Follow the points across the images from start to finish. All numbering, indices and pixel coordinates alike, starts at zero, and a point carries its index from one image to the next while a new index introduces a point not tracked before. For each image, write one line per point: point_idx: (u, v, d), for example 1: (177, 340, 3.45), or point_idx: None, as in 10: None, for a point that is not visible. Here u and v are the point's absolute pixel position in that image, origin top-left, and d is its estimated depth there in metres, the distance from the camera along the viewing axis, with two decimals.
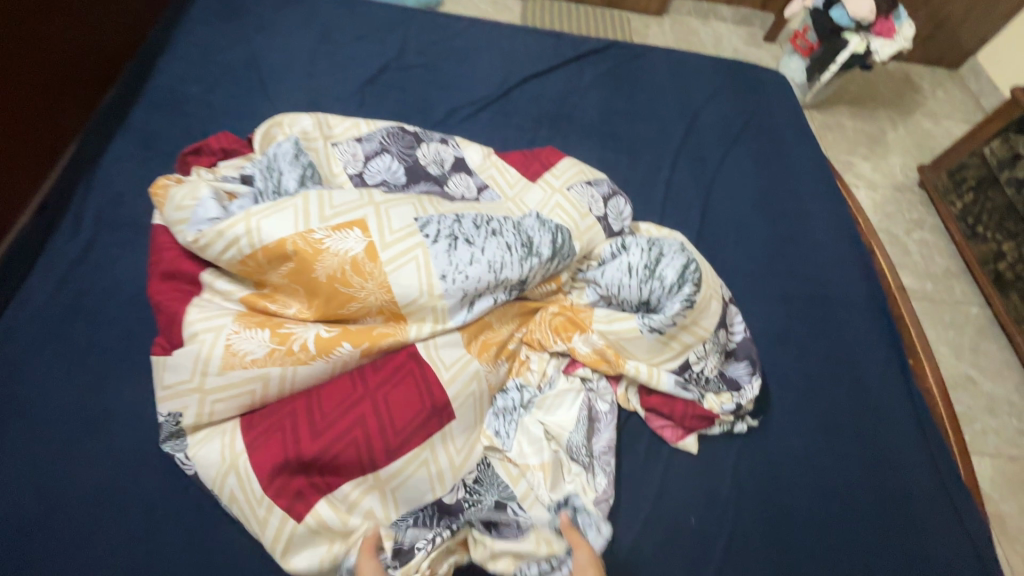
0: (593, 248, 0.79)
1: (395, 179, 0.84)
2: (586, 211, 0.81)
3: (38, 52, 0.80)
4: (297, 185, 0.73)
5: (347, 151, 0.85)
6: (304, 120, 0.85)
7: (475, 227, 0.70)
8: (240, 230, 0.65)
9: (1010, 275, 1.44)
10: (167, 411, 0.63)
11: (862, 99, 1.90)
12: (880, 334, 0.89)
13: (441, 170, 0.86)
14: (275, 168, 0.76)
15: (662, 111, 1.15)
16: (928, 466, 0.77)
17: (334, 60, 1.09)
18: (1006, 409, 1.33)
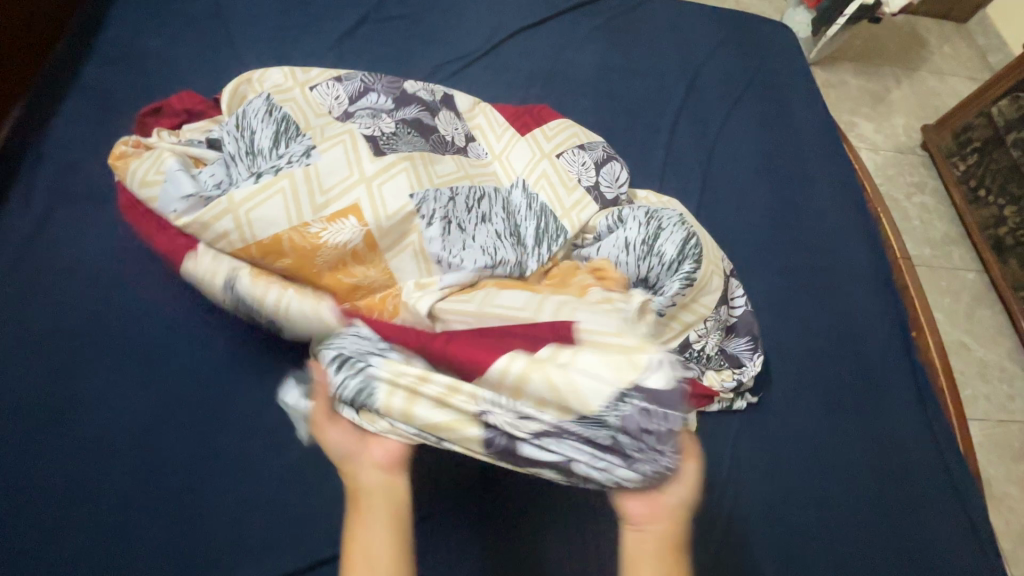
0: (585, 222, 0.74)
1: (383, 105, 0.76)
2: (575, 182, 0.76)
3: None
4: (273, 145, 0.66)
5: (329, 102, 0.75)
6: (275, 73, 0.77)
7: (466, 208, 0.67)
8: (228, 224, 0.60)
9: (1010, 240, 1.41)
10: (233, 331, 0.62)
11: (867, 55, 1.82)
12: (883, 306, 0.86)
13: (432, 100, 0.79)
14: (245, 128, 0.68)
15: (663, 67, 1.08)
16: (925, 440, 0.77)
17: (308, 10, 0.99)
18: (998, 374, 1.33)
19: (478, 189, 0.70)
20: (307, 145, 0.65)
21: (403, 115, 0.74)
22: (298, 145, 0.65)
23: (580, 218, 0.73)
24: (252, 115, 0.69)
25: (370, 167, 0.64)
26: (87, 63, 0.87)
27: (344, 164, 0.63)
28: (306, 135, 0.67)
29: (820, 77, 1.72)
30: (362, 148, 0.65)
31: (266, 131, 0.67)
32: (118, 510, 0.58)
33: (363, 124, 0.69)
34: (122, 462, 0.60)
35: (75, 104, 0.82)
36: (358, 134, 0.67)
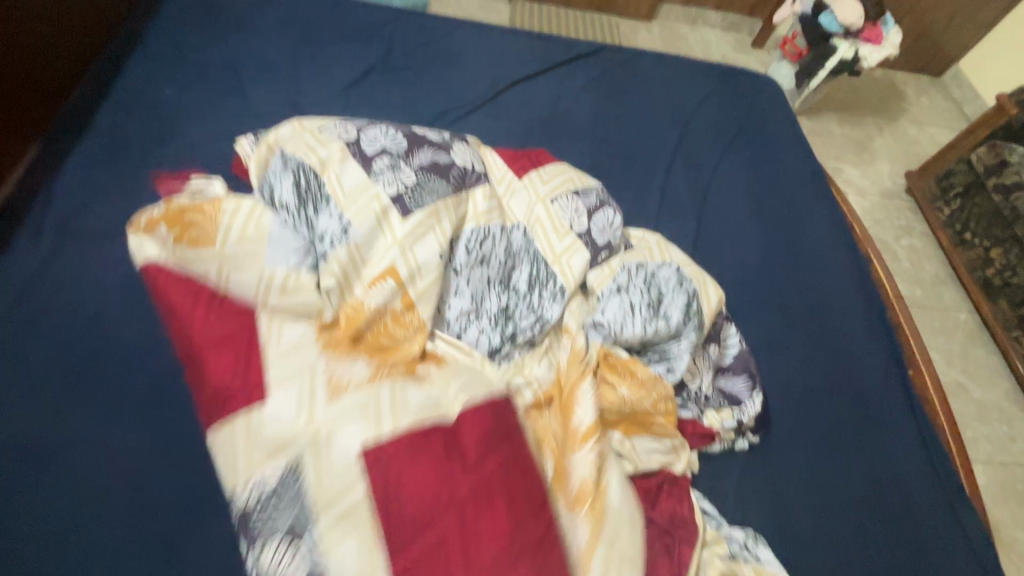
0: (575, 269, 0.74)
1: (397, 144, 0.75)
2: (565, 229, 0.77)
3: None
4: (296, 199, 0.68)
5: (340, 133, 0.75)
6: (286, 123, 0.76)
7: (470, 252, 0.71)
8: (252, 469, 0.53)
9: (997, 282, 1.45)
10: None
11: (849, 105, 1.91)
12: (879, 343, 0.88)
13: (442, 137, 0.79)
14: (269, 185, 0.71)
15: (656, 116, 1.13)
16: (929, 478, 0.76)
17: (318, 60, 1.04)
18: (997, 415, 1.33)
19: (482, 230, 0.73)
20: (340, 219, 0.67)
21: (419, 158, 0.74)
22: (330, 224, 0.67)
23: (570, 265, 0.74)
24: (279, 187, 0.70)
25: (401, 230, 0.67)
26: (103, 107, 0.90)
27: (377, 227, 0.67)
28: (329, 199, 0.68)
29: (805, 127, 1.80)
30: (390, 218, 0.67)
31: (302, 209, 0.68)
32: (109, 550, 0.57)
33: (385, 180, 0.70)
34: (114, 504, 0.60)
35: (89, 145, 0.85)
36: (382, 200, 0.68)
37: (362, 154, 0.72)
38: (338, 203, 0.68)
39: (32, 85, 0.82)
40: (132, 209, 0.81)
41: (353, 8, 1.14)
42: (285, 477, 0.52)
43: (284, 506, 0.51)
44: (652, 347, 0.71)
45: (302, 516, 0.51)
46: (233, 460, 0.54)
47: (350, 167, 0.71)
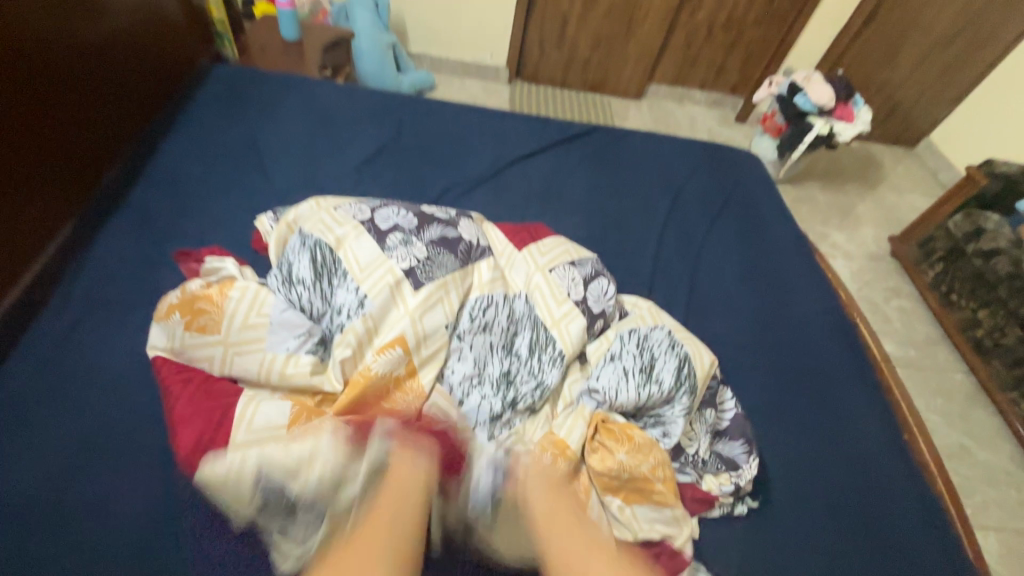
0: (573, 334, 0.77)
1: (407, 222, 0.80)
2: (563, 296, 0.81)
3: (65, 123, 0.85)
4: (311, 274, 0.73)
5: (354, 213, 0.81)
6: (304, 206, 0.83)
7: (473, 321, 0.76)
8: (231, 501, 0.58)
9: (989, 342, 1.48)
10: None
11: (830, 174, 2.02)
12: (871, 405, 0.90)
13: (448, 215, 0.85)
14: (285, 262, 0.76)
15: (647, 188, 1.21)
16: (930, 542, 0.76)
17: (335, 141, 1.14)
18: (1005, 479, 1.31)
19: (484, 299, 0.78)
20: (356, 293, 0.72)
21: (428, 235, 0.79)
22: (348, 296, 0.73)
23: (568, 329, 0.78)
24: (299, 262, 0.74)
25: (412, 300, 0.73)
26: (137, 187, 0.98)
27: (390, 299, 0.72)
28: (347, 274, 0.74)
29: (790, 194, 1.90)
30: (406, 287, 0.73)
31: (320, 283, 0.74)
32: None
33: (398, 255, 0.76)
34: (119, 574, 0.61)
35: (122, 221, 0.92)
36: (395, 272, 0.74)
37: (373, 233, 0.78)
38: (355, 276, 0.74)
39: (79, 164, 0.89)
40: (156, 279, 0.86)
41: (368, 93, 1.25)
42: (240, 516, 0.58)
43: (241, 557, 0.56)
44: (648, 412, 0.74)
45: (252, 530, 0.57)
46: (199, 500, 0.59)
47: (364, 241, 0.77)
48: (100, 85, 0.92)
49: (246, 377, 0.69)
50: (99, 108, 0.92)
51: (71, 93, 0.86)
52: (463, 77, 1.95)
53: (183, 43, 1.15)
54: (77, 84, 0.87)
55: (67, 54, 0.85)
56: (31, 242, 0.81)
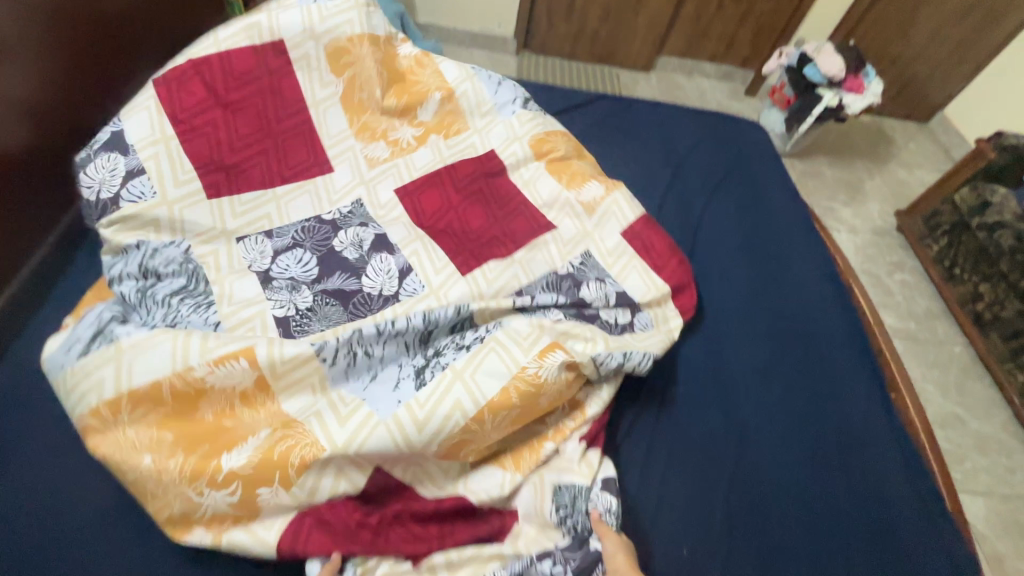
0: (451, 299, 0.79)
1: (307, 272, 0.81)
2: (444, 261, 0.84)
3: (65, 85, 0.81)
4: (167, 296, 0.74)
5: (251, 258, 0.81)
6: (177, 281, 0.76)
7: (264, 254, 0.81)
8: (162, 213, 0.78)
9: (989, 315, 1.48)
10: (242, 236, 0.83)
11: (839, 149, 2.01)
12: (862, 369, 0.92)
13: (360, 254, 0.84)
14: (150, 270, 0.76)
15: (652, 157, 1.21)
16: (912, 500, 0.80)
17: None
18: (995, 447, 1.34)
19: (264, 242, 0.83)
20: (209, 318, 0.72)
21: (326, 284, 0.80)
22: (194, 304, 0.73)
23: (446, 295, 0.80)
24: (73, 349, 0.66)
25: (211, 343, 0.65)
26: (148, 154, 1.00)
27: (205, 267, 0.78)
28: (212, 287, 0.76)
29: (796, 168, 1.90)
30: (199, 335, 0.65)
31: (143, 283, 0.76)
32: (140, 551, 0.65)
33: (245, 244, 0.82)
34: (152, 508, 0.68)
35: None
36: (275, 219, 0.86)
37: (266, 285, 0.78)
38: (108, 353, 0.63)
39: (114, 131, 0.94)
40: None
41: None
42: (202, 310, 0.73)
43: (308, 248, 0.83)
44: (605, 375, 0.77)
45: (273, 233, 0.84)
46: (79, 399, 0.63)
47: (195, 207, 0.81)
48: (145, 64, 1.00)
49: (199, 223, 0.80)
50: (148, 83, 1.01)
51: (71, 58, 0.82)
52: (470, 47, 1.94)
53: (199, 16, 1.17)
54: (82, 50, 0.84)
55: (129, 27, 0.94)
56: (46, 211, 0.82)
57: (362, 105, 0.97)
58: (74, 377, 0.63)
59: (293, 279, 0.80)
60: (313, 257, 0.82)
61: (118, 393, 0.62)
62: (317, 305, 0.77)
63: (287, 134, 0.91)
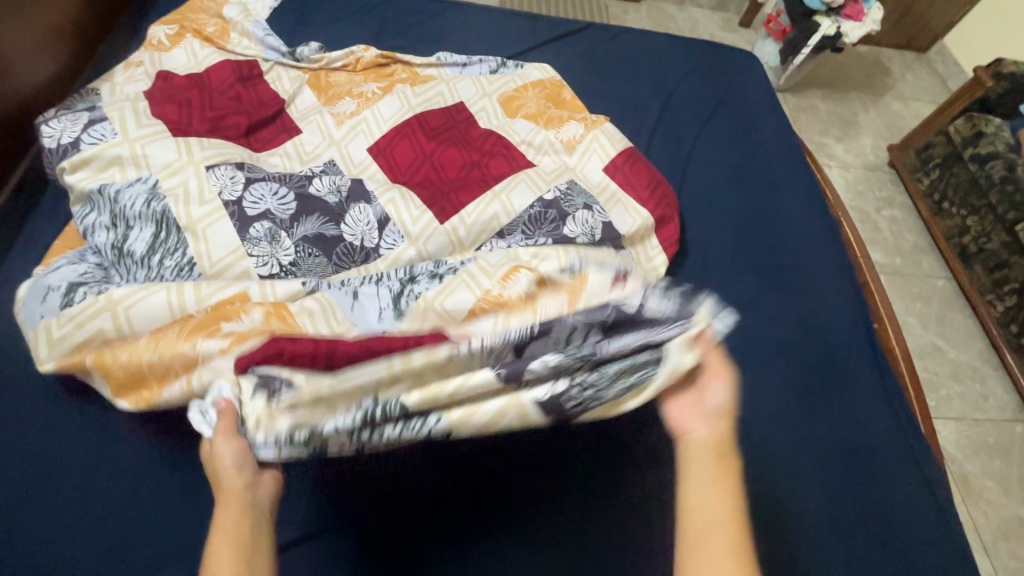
0: (430, 251, 0.79)
1: (283, 211, 0.77)
2: (421, 209, 0.82)
3: (24, 14, 0.79)
4: (145, 248, 0.71)
5: (223, 188, 0.76)
6: (146, 229, 0.72)
7: (236, 181, 0.77)
8: (123, 151, 0.75)
9: (973, 248, 1.49)
10: (213, 167, 0.77)
11: (834, 82, 1.95)
12: (846, 299, 0.93)
13: (338, 200, 0.82)
14: (122, 218, 0.73)
15: (642, 90, 1.16)
16: (890, 422, 0.82)
17: (326, 46, 1.12)
18: (970, 374, 1.38)
19: (235, 173, 0.77)
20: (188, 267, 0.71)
21: (303, 230, 0.76)
22: (174, 261, 0.71)
23: (426, 246, 0.79)
24: (51, 298, 0.66)
25: (206, 289, 0.65)
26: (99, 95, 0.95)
27: (171, 210, 0.72)
28: (185, 227, 0.72)
29: (790, 103, 1.84)
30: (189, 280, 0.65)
31: (116, 234, 0.73)
32: (132, 493, 0.64)
33: (217, 172, 0.77)
34: (139, 454, 0.66)
35: None
36: (247, 157, 0.83)
37: (241, 224, 0.74)
38: (99, 303, 0.63)
39: (67, 72, 0.90)
40: None
41: None
42: (185, 264, 0.71)
43: (285, 187, 0.79)
44: None
45: (247, 173, 0.79)
46: (79, 348, 0.64)
47: (159, 142, 0.77)
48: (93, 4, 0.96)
49: (162, 154, 0.76)
50: (98, 25, 0.98)
51: None
52: None
53: None
54: None
55: None
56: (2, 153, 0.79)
57: (331, 86, 1.02)
58: (61, 324, 0.64)
59: (268, 221, 0.75)
60: (290, 199, 0.78)
61: (121, 339, 0.64)
62: (296, 250, 0.75)
63: (263, 104, 0.93)
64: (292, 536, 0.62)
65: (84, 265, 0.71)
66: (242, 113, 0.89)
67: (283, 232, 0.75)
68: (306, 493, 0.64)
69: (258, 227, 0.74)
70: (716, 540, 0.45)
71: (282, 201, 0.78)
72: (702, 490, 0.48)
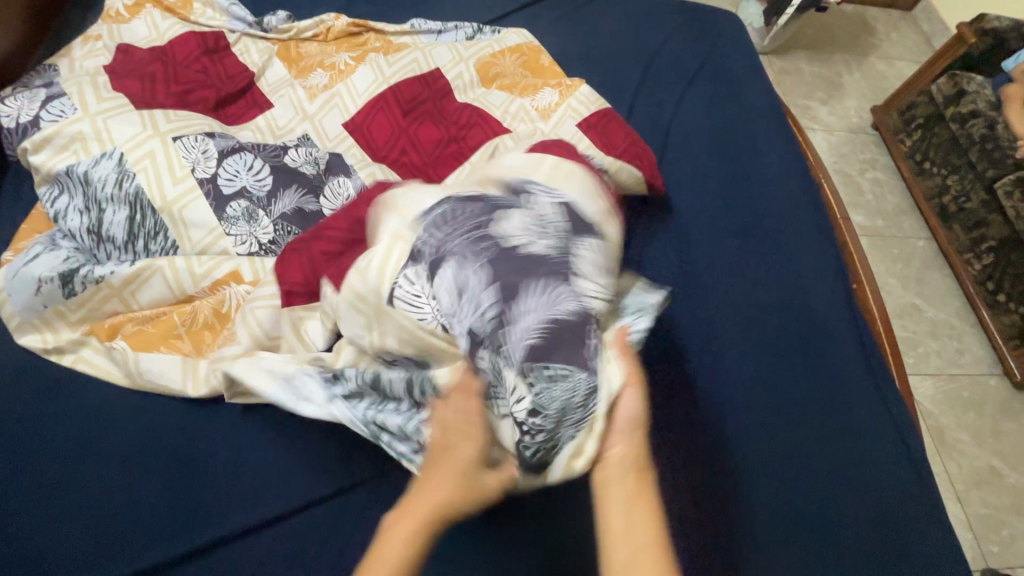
0: None
1: (259, 185, 0.75)
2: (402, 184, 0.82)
3: None
4: (123, 232, 0.70)
5: (194, 162, 0.73)
6: (119, 212, 0.70)
7: (208, 156, 0.74)
8: (86, 128, 0.73)
9: (953, 207, 1.50)
10: (182, 140, 0.74)
11: (818, 43, 1.92)
12: (826, 261, 0.94)
13: (315, 172, 0.80)
14: (96, 201, 0.71)
15: (623, 54, 1.14)
16: (865, 378, 0.84)
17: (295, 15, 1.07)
18: (948, 332, 1.42)
19: (206, 146, 0.75)
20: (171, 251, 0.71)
21: (281, 207, 0.74)
22: (159, 244, 0.71)
23: None
24: (45, 291, 0.67)
25: (198, 268, 0.70)
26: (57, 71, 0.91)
27: (145, 190, 0.71)
28: (158, 205, 0.71)
29: (775, 65, 1.82)
30: (182, 263, 0.69)
31: (90, 218, 0.71)
32: (115, 476, 0.63)
33: (186, 145, 0.74)
34: (121, 437, 0.65)
35: None
36: (216, 129, 0.81)
37: (216, 201, 0.72)
38: (103, 291, 0.68)
39: (22, 48, 0.86)
40: None
41: None
42: (168, 248, 0.71)
43: (258, 158, 0.77)
44: None
45: (216, 145, 0.76)
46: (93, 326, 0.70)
47: (123, 115, 0.75)
48: None
49: (126, 128, 0.74)
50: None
51: None
52: None
53: None
54: None
55: None
56: None
57: (302, 57, 0.98)
58: (72, 310, 0.69)
59: (245, 197, 0.74)
60: (265, 171, 0.76)
61: (127, 318, 0.70)
62: (275, 224, 0.73)
63: (232, 78, 0.90)
64: (297, 504, 0.64)
65: (65, 250, 0.71)
66: (210, 86, 0.86)
67: (261, 207, 0.74)
68: (302, 469, 0.66)
69: (234, 203, 0.73)
70: (640, 569, 0.43)
71: (256, 172, 0.75)
72: (620, 518, 0.46)
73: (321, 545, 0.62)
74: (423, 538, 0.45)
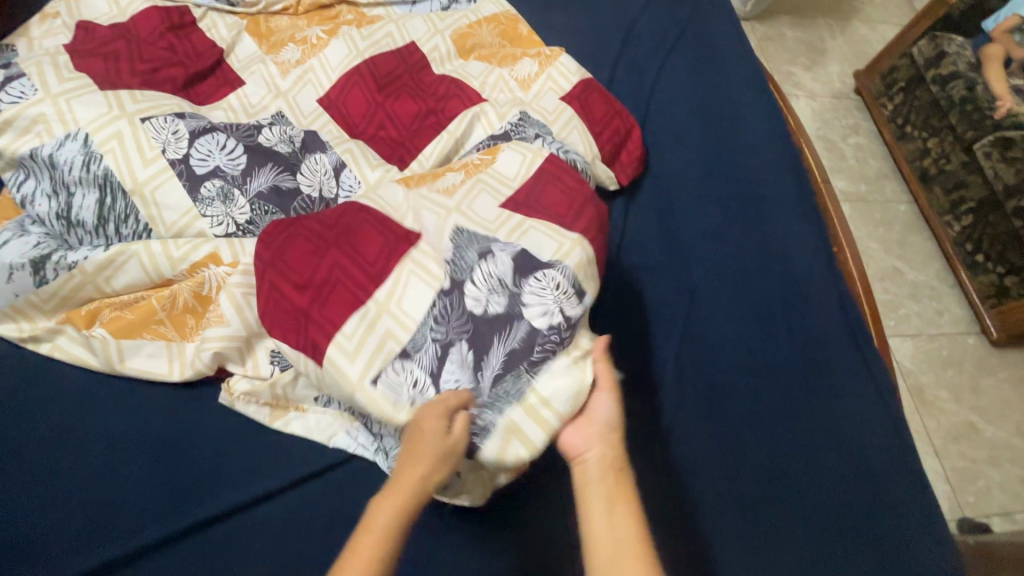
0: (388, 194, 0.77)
1: (233, 164, 0.73)
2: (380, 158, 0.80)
3: None
4: (93, 216, 0.69)
5: (165, 143, 0.71)
6: (88, 195, 0.69)
7: (179, 136, 0.72)
8: (48, 110, 0.70)
9: (933, 170, 1.51)
10: (150, 120, 0.72)
11: (801, 7, 1.90)
12: (807, 225, 0.94)
13: (291, 149, 0.78)
14: (65, 185, 0.69)
15: (602, 21, 1.12)
16: (846, 339, 0.86)
17: None
18: (927, 293, 1.44)
19: (176, 126, 0.73)
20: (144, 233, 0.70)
21: (257, 185, 0.73)
22: (131, 227, 0.70)
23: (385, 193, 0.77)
24: (16, 278, 0.65)
25: (176, 253, 0.67)
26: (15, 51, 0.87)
27: (114, 172, 0.69)
28: (129, 188, 0.69)
29: (758, 32, 1.80)
30: (158, 247, 0.67)
31: (59, 203, 0.70)
32: (103, 461, 0.63)
33: (154, 125, 0.72)
34: (107, 422, 0.65)
35: None
36: (185, 108, 0.78)
37: (190, 181, 0.71)
38: (76, 279, 0.66)
39: None
40: None
41: None
42: (142, 231, 0.70)
43: (231, 137, 0.75)
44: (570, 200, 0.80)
45: (186, 125, 0.73)
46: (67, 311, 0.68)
47: (86, 96, 0.72)
48: None
49: (90, 109, 0.71)
50: None
51: None
52: None
53: None
54: None
55: None
56: None
57: (272, 32, 0.95)
58: (45, 298, 0.67)
59: (219, 176, 0.72)
60: (238, 149, 0.74)
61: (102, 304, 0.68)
62: (252, 204, 0.72)
63: (199, 54, 0.87)
64: (282, 485, 0.64)
65: (35, 235, 0.69)
66: (176, 63, 0.84)
67: (236, 186, 0.72)
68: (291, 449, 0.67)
69: (208, 183, 0.71)
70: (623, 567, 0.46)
71: (230, 152, 0.73)
72: (603, 523, 0.49)
73: (311, 522, 0.63)
74: (398, 525, 0.48)
